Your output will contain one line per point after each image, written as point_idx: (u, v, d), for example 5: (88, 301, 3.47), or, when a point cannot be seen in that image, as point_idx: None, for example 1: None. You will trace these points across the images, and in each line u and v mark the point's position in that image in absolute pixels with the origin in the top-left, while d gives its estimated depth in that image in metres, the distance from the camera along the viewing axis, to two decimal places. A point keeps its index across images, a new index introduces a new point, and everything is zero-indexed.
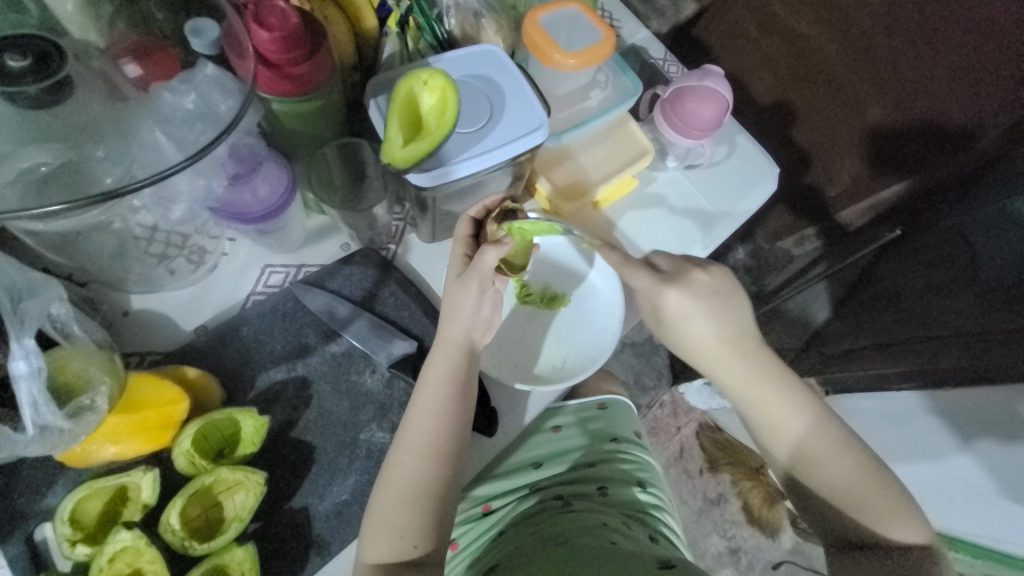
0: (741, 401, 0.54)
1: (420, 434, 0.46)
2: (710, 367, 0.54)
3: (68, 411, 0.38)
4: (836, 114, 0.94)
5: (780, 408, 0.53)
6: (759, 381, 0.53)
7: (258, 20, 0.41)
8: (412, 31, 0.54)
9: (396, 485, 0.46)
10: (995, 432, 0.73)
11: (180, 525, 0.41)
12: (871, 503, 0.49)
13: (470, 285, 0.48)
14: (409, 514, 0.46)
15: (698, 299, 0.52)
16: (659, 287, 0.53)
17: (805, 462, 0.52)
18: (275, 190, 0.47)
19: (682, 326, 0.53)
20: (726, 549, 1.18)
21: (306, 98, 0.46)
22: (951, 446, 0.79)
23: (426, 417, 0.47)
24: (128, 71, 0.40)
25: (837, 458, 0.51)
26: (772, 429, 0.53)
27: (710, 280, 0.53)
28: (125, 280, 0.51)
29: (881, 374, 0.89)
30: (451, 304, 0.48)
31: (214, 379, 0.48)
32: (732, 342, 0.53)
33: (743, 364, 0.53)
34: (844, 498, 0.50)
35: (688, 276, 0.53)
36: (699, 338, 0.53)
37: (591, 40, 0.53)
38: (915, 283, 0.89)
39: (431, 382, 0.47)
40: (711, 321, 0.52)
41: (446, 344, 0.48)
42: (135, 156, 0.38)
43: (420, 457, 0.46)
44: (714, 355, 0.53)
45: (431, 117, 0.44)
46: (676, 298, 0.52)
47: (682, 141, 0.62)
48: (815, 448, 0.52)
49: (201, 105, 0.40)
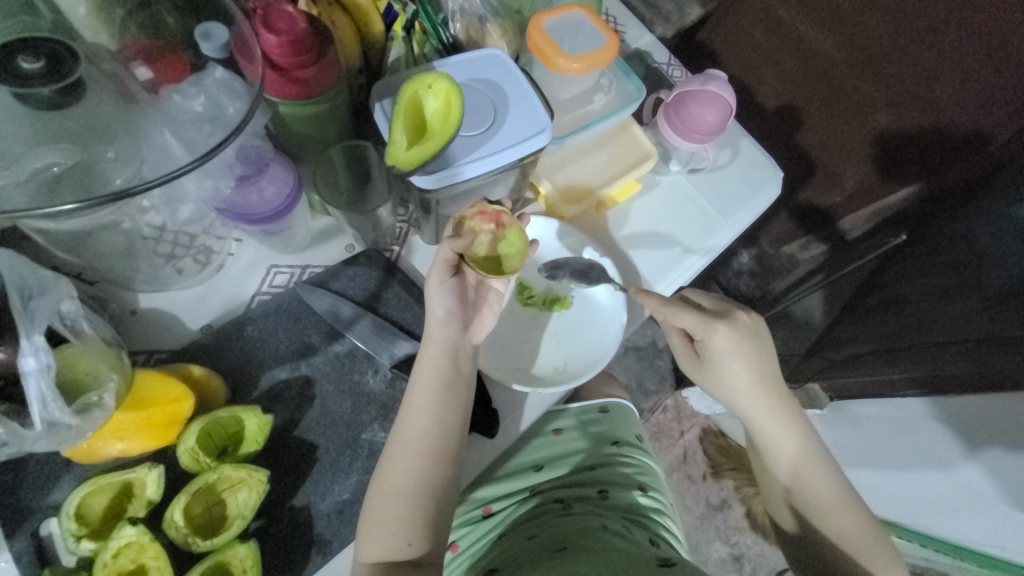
0: (762, 439, 0.59)
1: (417, 432, 0.47)
2: (744, 405, 0.58)
3: (75, 408, 0.39)
4: (842, 118, 0.95)
5: (798, 452, 0.59)
6: (782, 428, 0.58)
7: (267, 25, 0.41)
8: (418, 35, 0.55)
9: (392, 483, 0.46)
10: (1006, 438, 0.73)
11: (183, 522, 0.42)
12: (869, 548, 0.55)
13: (432, 280, 0.48)
14: (404, 512, 0.46)
15: (739, 342, 0.55)
16: (709, 327, 0.54)
17: (815, 503, 0.58)
18: (281, 192, 0.47)
19: (724, 364, 0.56)
20: (729, 556, 1.18)
21: (312, 102, 0.46)
22: (959, 455, 0.77)
23: (422, 414, 0.47)
24: (141, 73, 0.41)
25: (846, 511, 0.57)
26: (795, 473, 0.58)
27: (745, 328, 0.55)
28: (133, 279, 0.51)
29: (882, 380, 0.93)
30: (429, 302, 0.49)
31: (219, 377, 0.49)
32: (768, 388, 0.57)
33: (775, 408, 0.58)
34: (849, 545, 0.56)
35: (734, 319, 0.55)
36: (736, 378, 0.56)
37: (595, 45, 0.54)
38: (922, 288, 0.90)
39: (423, 379, 0.48)
40: (750, 365, 0.56)
41: (440, 343, 0.48)
42: (145, 157, 0.39)
43: (416, 455, 0.47)
44: (748, 394, 0.57)
45: (435, 120, 0.44)
46: (724, 341, 0.55)
47: (686, 145, 0.62)
48: (825, 492, 0.58)
49: (210, 107, 0.41)
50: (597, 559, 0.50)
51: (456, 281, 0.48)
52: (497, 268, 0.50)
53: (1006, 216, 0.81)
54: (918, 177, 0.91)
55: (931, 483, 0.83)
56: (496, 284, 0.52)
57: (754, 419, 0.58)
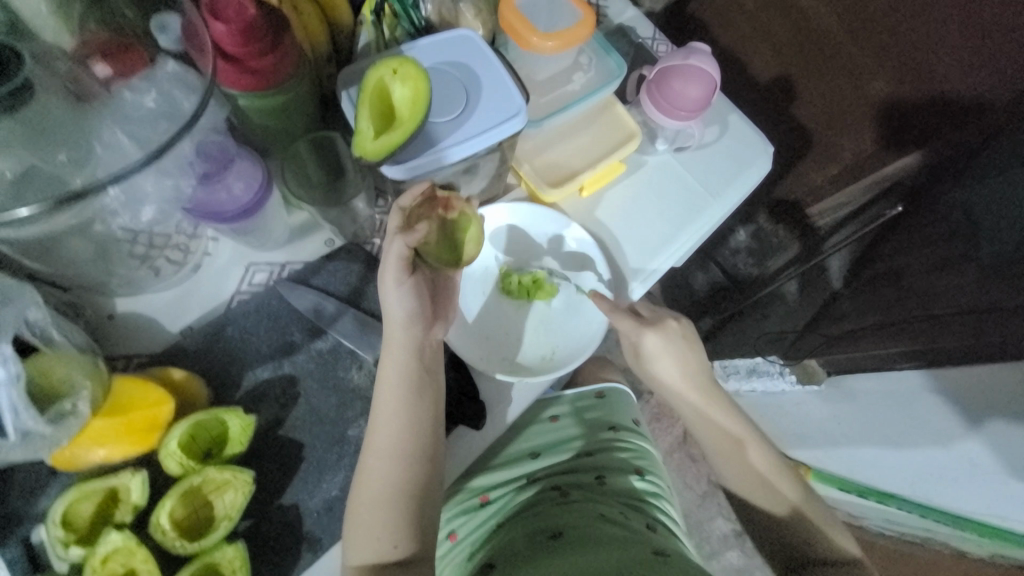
0: (695, 423, 0.63)
1: (390, 436, 0.47)
2: (678, 396, 0.62)
3: (49, 416, 0.38)
4: (841, 84, 1.03)
5: (732, 433, 0.62)
6: (712, 408, 0.62)
7: (214, 11, 0.39)
8: (389, 18, 0.53)
9: (372, 487, 0.46)
10: (1005, 411, 0.76)
11: (169, 525, 0.41)
12: (812, 515, 0.59)
13: (388, 279, 0.46)
14: (386, 516, 0.46)
15: (668, 346, 0.58)
16: (640, 332, 0.57)
17: (755, 480, 0.61)
18: (249, 188, 0.46)
19: (654, 363, 0.59)
20: (732, 532, 1.19)
21: (273, 93, 0.45)
22: (959, 429, 0.80)
23: (393, 416, 0.47)
24: (98, 71, 0.39)
25: (783, 484, 0.60)
26: (731, 453, 0.62)
27: (680, 326, 0.59)
28: (108, 283, 0.51)
29: (886, 354, 0.93)
30: (385, 300, 0.47)
31: (200, 379, 0.48)
32: (696, 377, 0.61)
33: (701, 394, 0.61)
34: (793, 514, 0.59)
35: (667, 324, 0.58)
36: (668, 372, 0.60)
37: (569, 22, 0.52)
38: (919, 260, 0.89)
39: (390, 381, 0.47)
40: (679, 361, 0.59)
41: (401, 344, 0.48)
42: (97, 160, 0.38)
43: (393, 458, 0.47)
44: (679, 387, 0.61)
45: (403, 108, 0.43)
46: (655, 340, 0.57)
47: (669, 123, 0.60)
48: (764, 467, 0.61)
49: (163, 103, 0.40)
50: (586, 552, 0.49)
51: (413, 279, 0.47)
52: (456, 261, 0.49)
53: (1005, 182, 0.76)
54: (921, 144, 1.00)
55: (926, 458, 0.85)
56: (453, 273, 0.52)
57: (683, 404, 0.62)
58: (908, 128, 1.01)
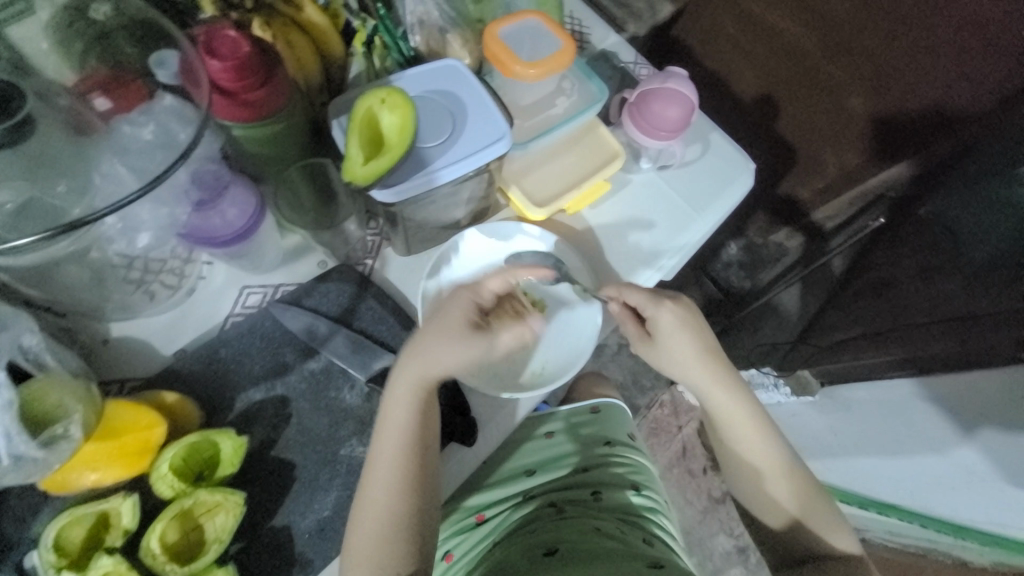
0: (717, 413, 0.57)
1: (387, 467, 0.47)
2: (692, 380, 0.56)
3: (41, 441, 0.39)
4: (822, 104, 0.97)
5: (751, 424, 0.57)
6: (732, 396, 0.56)
7: (209, 50, 0.41)
8: (379, 49, 0.55)
9: (369, 511, 0.47)
10: (999, 420, 0.73)
11: (160, 549, 0.42)
12: (819, 513, 0.57)
13: (467, 335, 0.48)
14: (385, 532, 0.47)
15: (683, 323, 0.55)
16: (657, 302, 0.54)
17: (767, 476, 0.58)
18: (243, 213, 0.48)
19: (669, 341, 0.55)
20: (734, 548, 1.18)
21: (266, 123, 0.46)
22: (954, 438, 0.78)
23: (391, 436, 0.47)
24: (98, 105, 0.42)
25: (794, 480, 0.57)
26: (745, 444, 0.57)
27: (687, 307, 0.56)
28: (103, 308, 0.52)
29: (872, 364, 0.97)
30: (444, 349, 0.48)
31: (193, 402, 0.49)
32: (716, 360, 0.56)
33: (725, 379, 0.56)
34: (801, 512, 0.57)
35: (679, 300, 0.56)
36: (684, 355, 0.55)
37: (551, 50, 0.54)
38: (905, 270, 0.95)
39: (396, 406, 0.47)
40: (697, 339, 0.55)
41: (410, 378, 0.48)
42: (96, 188, 0.40)
43: (391, 477, 0.47)
44: (698, 370, 0.56)
45: (391, 134, 0.44)
46: (671, 317, 0.54)
47: (650, 143, 0.63)
48: (777, 463, 0.57)
49: (160, 135, 0.41)
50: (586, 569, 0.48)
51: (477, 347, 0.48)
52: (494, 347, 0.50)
53: (987, 197, 0.81)
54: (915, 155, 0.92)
55: (928, 466, 0.82)
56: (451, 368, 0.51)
57: (704, 390, 0.57)
58: (915, 139, 0.91)
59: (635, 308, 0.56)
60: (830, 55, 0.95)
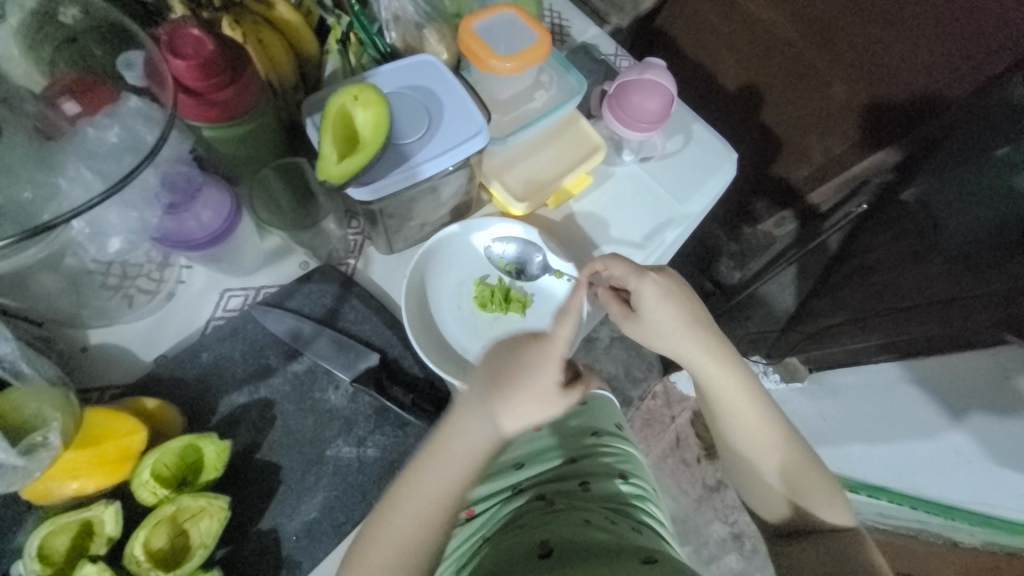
0: (709, 387, 0.55)
1: (429, 499, 0.45)
2: (682, 351, 0.54)
3: (21, 449, 0.38)
4: (805, 95, 1.06)
5: (745, 396, 0.55)
6: (724, 366, 0.54)
7: (173, 50, 0.41)
8: (354, 46, 0.55)
9: (391, 542, 0.44)
10: (992, 407, 0.75)
11: (144, 555, 0.41)
12: (816, 487, 0.54)
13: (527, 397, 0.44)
14: (398, 556, 0.44)
15: (668, 293, 0.54)
16: (639, 275, 0.54)
17: (761, 450, 0.55)
18: (218, 215, 0.47)
19: (654, 311, 0.54)
20: (729, 535, 1.19)
21: (236, 123, 0.45)
22: (945, 423, 0.79)
23: (443, 474, 0.45)
24: (68, 109, 0.41)
25: (789, 453, 0.55)
26: (738, 417, 0.55)
27: (670, 278, 0.55)
28: (81, 315, 0.51)
29: (857, 349, 0.97)
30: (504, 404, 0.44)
31: (174, 408, 0.49)
32: (704, 329, 0.54)
33: (717, 349, 0.54)
34: (797, 486, 0.54)
35: (663, 271, 0.55)
36: (670, 326, 0.54)
37: (527, 43, 0.54)
38: (891, 255, 0.92)
39: (453, 442, 0.45)
40: (682, 308, 0.54)
41: (467, 417, 0.45)
42: (61, 194, 0.38)
43: (424, 507, 0.45)
44: (684, 339, 0.54)
45: (366, 131, 0.44)
46: (654, 287, 0.53)
47: (631, 135, 0.63)
48: (771, 436, 0.55)
49: (127, 137, 0.41)
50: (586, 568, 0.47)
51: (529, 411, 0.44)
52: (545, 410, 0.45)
53: (971, 181, 0.78)
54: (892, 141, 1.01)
55: (921, 452, 0.83)
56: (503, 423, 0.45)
57: (694, 361, 0.54)
58: (898, 124, 0.99)
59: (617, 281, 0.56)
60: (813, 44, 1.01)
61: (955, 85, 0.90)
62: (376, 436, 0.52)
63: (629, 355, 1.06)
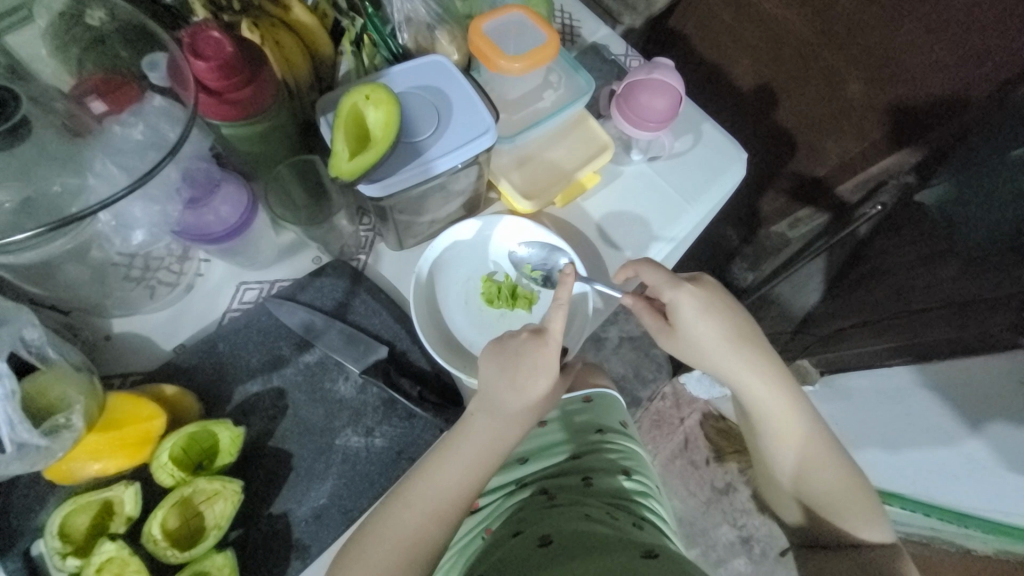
0: (747, 398, 0.56)
1: (449, 487, 0.48)
2: (720, 365, 0.55)
3: (44, 429, 0.41)
4: (819, 92, 1.04)
5: (785, 407, 0.55)
6: (764, 378, 0.55)
7: (195, 52, 0.42)
8: (368, 48, 0.56)
9: (404, 527, 0.46)
10: (1008, 414, 0.73)
11: (161, 535, 0.43)
12: (855, 508, 0.54)
13: (530, 378, 0.49)
14: (408, 543, 0.46)
15: (706, 303, 0.54)
16: (675, 286, 0.54)
17: (800, 464, 0.56)
18: (235, 210, 0.49)
19: (693, 326, 0.54)
20: (738, 538, 1.18)
21: (252, 122, 0.47)
22: (962, 431, 0.78)
23: (461, 462, 0.48)
24: (95, 107, 0.43)
25: (827, 469, 0.55)
26: (776, 429, 0.56)
27: (708, 287, 0.55)
28: (105, 305, 0.53)
29: (869, 352, 0.96)
30: (516, 387, 0.49)
31: (192, 395, 0.51)
32: (746, 343, 0.55)
33: (759, 361, 0.55)
34: (833, 504, 0.54)
35: (701, 282, 0.55)
36: (710, 340, 0.54)
37: (535, 43, 0.55)
38: (904, 258, 0.90)
39: (472, 429, 0.49)
40: (722, 322, 0.54)
41: (483, 408, 0.49)
42: (90, 188, 0.41)
43: (440, 500, 0.48)
44: (724, 354, 0.54)
45: (377, 129, 0.45)
46: (690, 301, 0.54)
47: (640, 135, 0.63)
48: (809, 449, 0.55)
49: (150, 134, 0.43)
50: (584, 562, 0.46)
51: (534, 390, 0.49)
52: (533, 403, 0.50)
53: (994, 183, 0.77)
54: (919, 140, 0.97)
55: (933, 456, 0.84)
56: (505, 427, 0.50)
57: (733, 374, 0.55)
58: (927, 120, 0.95)
59: (651, 289, 0.55)
60: (832, 46, 0.99)
61: (981, 84, 0.88)
62: (383, 427, 0.53)
63: (636, 354, 1.07)
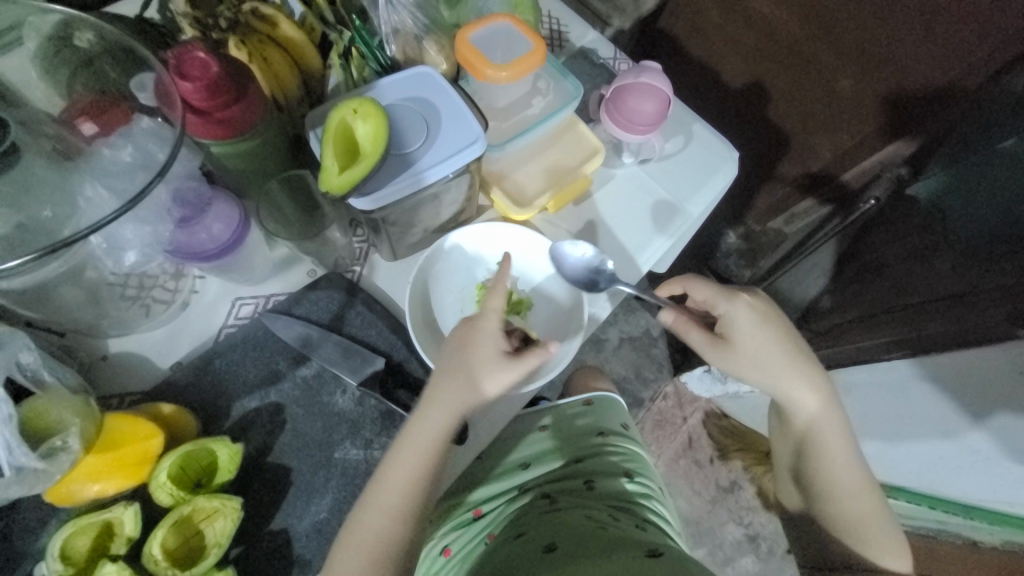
0: (795, 413, 0.56)
1: (402, 483, 0.47)
2: (776, 379, 0.54)
3: (41, 453, 0.41)
4: (811, 88, 1.02)
5: (834, 426, 0.56)
6: (817, 396, 0.55)
7: (181, 73, 0.43)
8: (356, 60, 0.56)
9: (372, 525, 0.46)
10: (1010, 403, 0.69)
11: (162, 554, 0.43)
12: (869, 528, 0.57)
13: (468, 360, 0.47)
14: (381, 545, 0.46)
15: (760, 321, 0.54)
16: (730, 299, 0.54)
17: (832, 484, 0.57)
18: (228, 227, 0.49)
19: (749, 339, 0.54)
20: (744, 537, 1.17)
21: (241, 140, 0.47)
22: (962, 423, 0.74)
23: (417, 457, 0.47)
24: (86, 129, 0.44)
25: (859, 494, 0.56)
26: (816, 447, 0.56)
27: (761, 304, 0.55)
28: (101, 325, 0.53)
29: (871, 346, 0.90)
30: (452, 370, 0.47)
31: (189, 413, 0.50)
32: (802, 361, 0.55)
33: (814, 379, 0.55)
34: (853, 524, 0.57)
35: (756, 295, 0.56)
36: (767, 355, 0.54)
37: (522, 52, 0.55)
38: (897, 251, 0.97)
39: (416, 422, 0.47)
40: (779, 338, 0.54)
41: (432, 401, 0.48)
42: (80, 212, 0.41)
43: (412, 503, 0.47)
44: (781, 368, 0.54)
45: (365, 142, 0.45)
46: (748, 314, 0.54)
47: (629, 138, 0.63)
48: (844, 474, 0.56)
49: (139, 156, 0.43)
50: (586, 566, 0.45)
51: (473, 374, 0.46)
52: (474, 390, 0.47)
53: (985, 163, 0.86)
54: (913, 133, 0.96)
55: (932, 449, 0.80)
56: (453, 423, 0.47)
57: (789, 390, 0.55)
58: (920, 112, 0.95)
59: (704, 301, 0.56)
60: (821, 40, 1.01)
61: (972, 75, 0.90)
62: (382, 438, 0.53)
63: None
